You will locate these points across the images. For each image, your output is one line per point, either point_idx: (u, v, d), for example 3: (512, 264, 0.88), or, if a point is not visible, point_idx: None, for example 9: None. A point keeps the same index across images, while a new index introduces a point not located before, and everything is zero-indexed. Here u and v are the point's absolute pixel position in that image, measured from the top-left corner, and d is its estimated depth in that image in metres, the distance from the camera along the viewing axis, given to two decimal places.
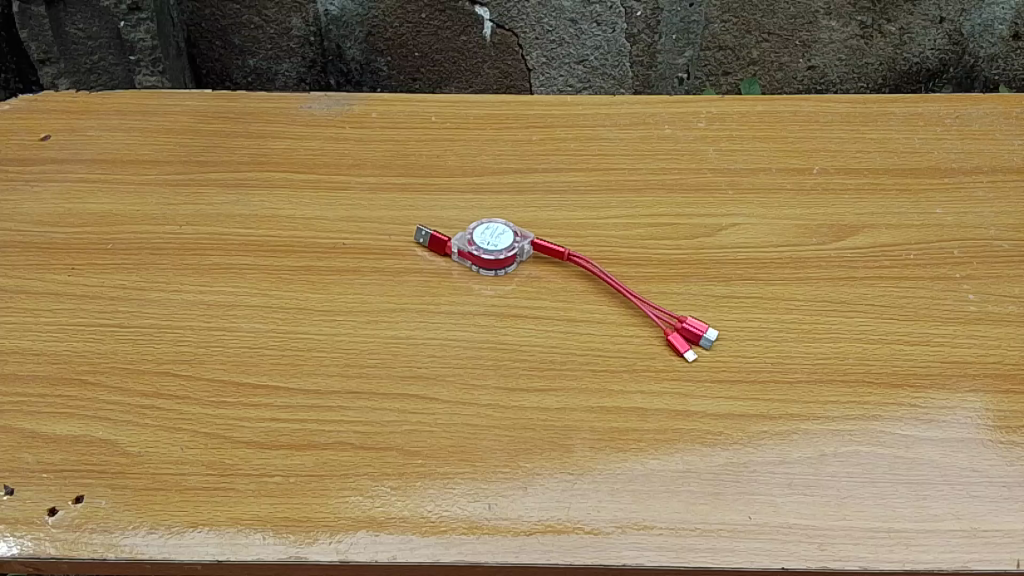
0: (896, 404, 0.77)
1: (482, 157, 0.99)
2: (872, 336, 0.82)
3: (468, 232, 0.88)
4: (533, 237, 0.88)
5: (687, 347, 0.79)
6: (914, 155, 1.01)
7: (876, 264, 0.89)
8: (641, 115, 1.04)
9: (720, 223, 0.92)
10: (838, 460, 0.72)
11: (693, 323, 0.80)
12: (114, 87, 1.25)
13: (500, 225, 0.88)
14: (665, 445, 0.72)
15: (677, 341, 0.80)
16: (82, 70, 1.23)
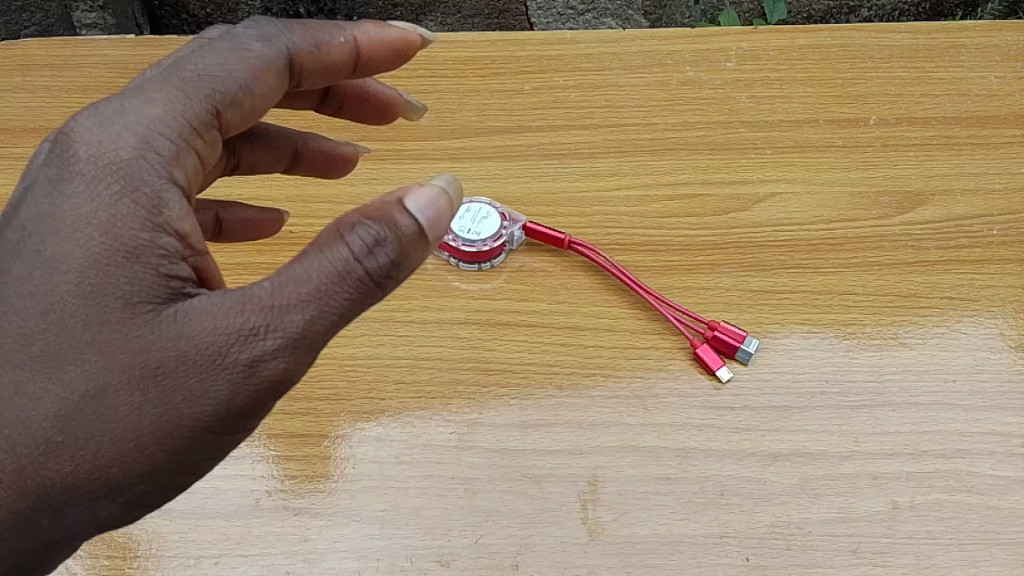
0: (986, 433, 0.61)
1: (462, 114, 0.80)
2: (950, 341, 0.66)
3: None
4: (525, 220, 0.71)
5: (721, 363, 0.63)
6: (991, 97, 0.82)
7: (951, 242, 0.72)
8: (657, 54, 0.85)
9: (756, 194, 0.75)
10: (915, 517, 0.57)
11: (728, 330, 0.63)
12: (49, 25, 1.12)
13: (485, 206, 0.70)
14: (695, 501, 0.57)
15: (708, 356, 0.63)
16: (11, 7, 1.09)
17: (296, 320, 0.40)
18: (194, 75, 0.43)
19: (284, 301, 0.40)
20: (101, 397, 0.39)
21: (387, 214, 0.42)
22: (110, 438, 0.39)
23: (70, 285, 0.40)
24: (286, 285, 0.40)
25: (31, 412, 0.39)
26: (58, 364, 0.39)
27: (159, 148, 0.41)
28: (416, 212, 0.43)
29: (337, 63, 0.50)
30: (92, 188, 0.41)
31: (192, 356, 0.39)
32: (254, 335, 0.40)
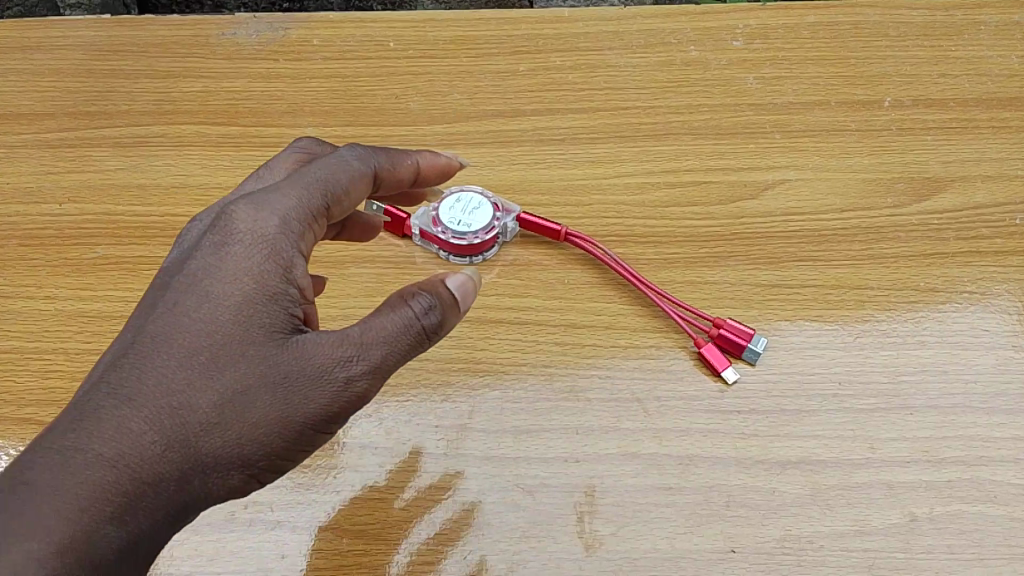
0: (1010, 438, 0.57)
1: (453, 98, 0.76)
2: (970, 339, 0.62)
3: (434, 206, 0.66)
4: (519, 211, 0.66)
5: (728, 364, 0.59)
6: (1013, 77, 0.77)
7: (971, 232, 0.67)
8: (660, 33, 0.81)
9: (764, 182, 0.70)
10: (935, 530, 0.53)
11: (735, 328, 0.59)
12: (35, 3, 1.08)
13: (478, 195, 0.66)
14: (699, 513, 0.54)
15: (713, 356, 0.59)
16: None
17: (386, 352, 0.44)
18: (317, 175, 0.48)
19: (370, 335, 0.44)
20: (246, 396, 0.42)
21: (434, 283, 0.47)
22: (251, 430, 0.41)
23: (224, 301, 0.43)
24: (370, 322, 0.45)
25: (183, 402, 0.41)
26: (212, 365, 0.42)
27: (298, 215, 0.46)
28: (455, 286, 0.47)
29: (396, 184, 0.54)
30: (243, 238, 0.44)
31: (316, 369, 0.43)
32: (353, 356, 0.43)
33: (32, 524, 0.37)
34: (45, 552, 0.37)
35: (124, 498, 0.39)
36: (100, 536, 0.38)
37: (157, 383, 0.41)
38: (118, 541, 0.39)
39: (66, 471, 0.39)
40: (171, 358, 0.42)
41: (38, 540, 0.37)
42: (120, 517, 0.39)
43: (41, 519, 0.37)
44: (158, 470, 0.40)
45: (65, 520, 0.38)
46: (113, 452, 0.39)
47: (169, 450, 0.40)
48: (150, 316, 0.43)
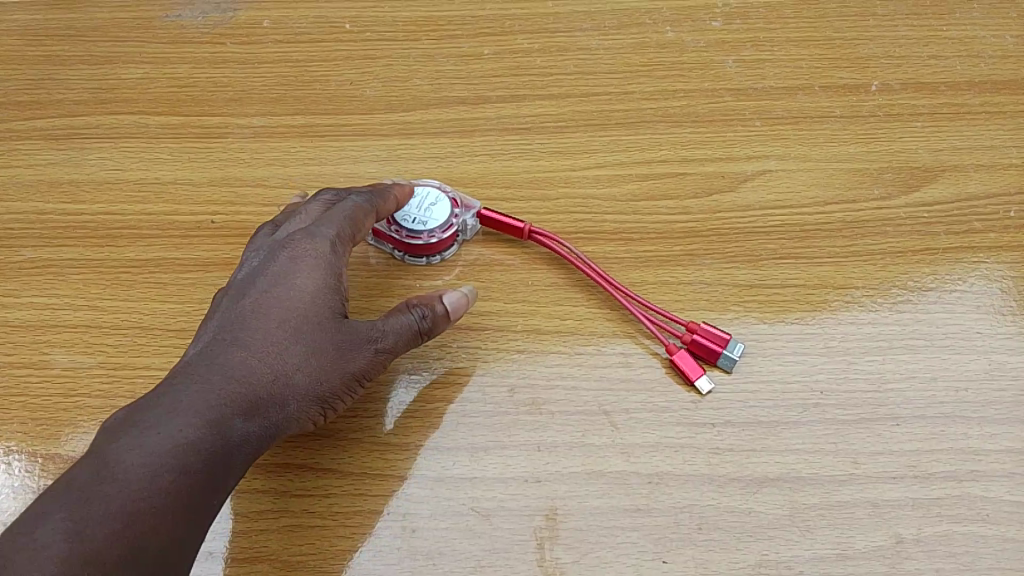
0: (1003, 450, 0.53)
1: (412, 84, 0.71)
2: (964, 342, 0.57)
3: None
4: (479, 207, 0.62)
5: (701, 372, 0.55)
6: (1007, 58, 0.73)
7: (963, 225, 0.63)
8: (634, 13, 0.76)
9: (742, 173, 0.66)
10: (922, 553, 0.50)
11: (710, 333, 0.55)
12: None
13: (434, 191, 0.62)
14: (668, 537, 0.50)
15: (686, 364, 0.55)
16: None
17: (417, 330, 0.53)
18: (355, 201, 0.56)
19: (400, 315, 0.52)
20: (325, 346, 0.50)
21: (431, 298, 0.54)
22: (330, 373, 0.50)
23: (307, 279, 0.51)
24: (398, 310, 0.53)
25: (279, 346, 0.49)
26: (298, 322, 0.50)
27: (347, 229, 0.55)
28: (450, 302, 0.54)
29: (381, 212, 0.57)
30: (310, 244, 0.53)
31: (370, 333, 0.51)
32: (392, 329, 0.52)
33: (181, 410, 0.45)
34: (194, 428, 0.45)
35: (245, 405, 0.47)
36: (231, 427, 0.46)
37: (258, 334, 0.50)
38: (241, 439, 0.46)
39: (201, 382, 0.47)
40: (266, 317, 0.50)
41: (187, 421, 0.45)
42: (242, 418, 0.47)
43: (187, 408, 0.45)
44: (267, 390, 0.48)
45: (205, 409, 0.46)
46: (234, 373, 0.48)
47: (274, 377, 0.48)
48: (245, 293, 0.52)
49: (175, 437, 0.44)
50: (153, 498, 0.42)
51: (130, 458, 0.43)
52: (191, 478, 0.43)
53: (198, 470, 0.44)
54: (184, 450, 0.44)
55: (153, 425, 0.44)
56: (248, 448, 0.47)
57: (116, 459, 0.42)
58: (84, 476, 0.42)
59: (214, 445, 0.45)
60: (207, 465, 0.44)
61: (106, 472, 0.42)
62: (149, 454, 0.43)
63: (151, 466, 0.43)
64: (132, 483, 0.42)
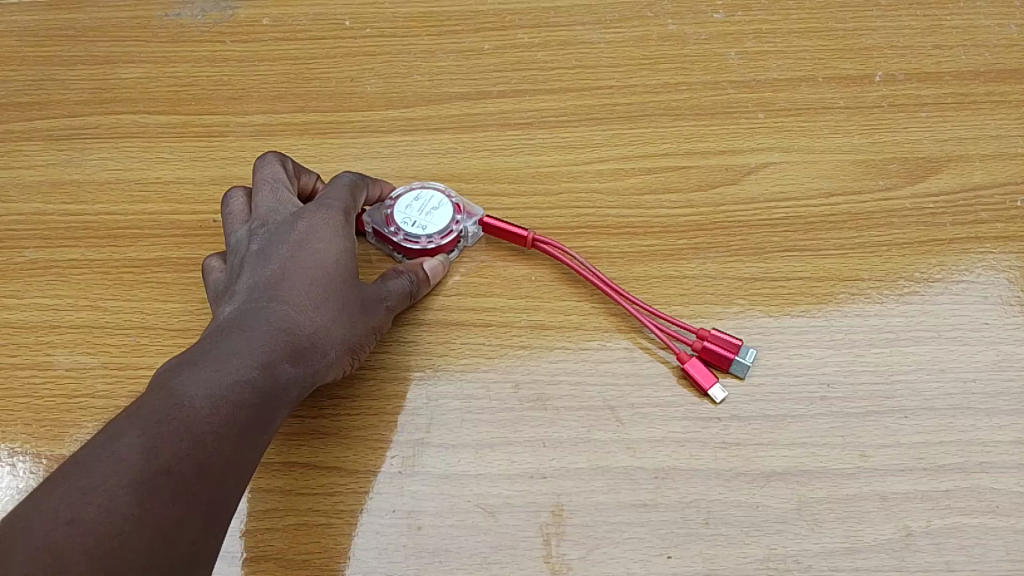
0: (1013, 441, 0.52)
1: (412, 80, 0.71)
2: (971, 332, 0.57)
3: (389, 204, 0.61)
4: (483, 215, 0.61)
5: (714, 381, 0.54)
6: (1011, 47, 0.72)
7: (969, 215, 0.62)
8: (635, 6, 0.75)
9: (745, 165, 0.66)
10: (932, 545, 0.49)
11: (722, 340, 0.54)
12: None
13: (438, 198, 0.61)
14: (676, 533, 0.49)
15: (698, 372, 0.54)
16: None
17: (411, 291, 0.56)
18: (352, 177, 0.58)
19: (395, 277, 0.56)
20: (350, 302, 0.52)
21: (415, 265, 0.58)
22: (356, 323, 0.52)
23: (331, 236, 0.53)
24: (391, 272, 0.56)
25: (314, 297, 0.51)
26: (330, 274, 0.52)
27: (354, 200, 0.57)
28: (431, 268, 0.58)
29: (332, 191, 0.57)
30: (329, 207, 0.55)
31: (377, 290, 0.54)
32: (393, 288, 0.55)
33: (234, 352, 0.46)
34: (249, 367, 0.46)
35: (291, 349, 0.48)
36: (279, 371, 0.47)
37: (292, 286, 0.51)
38: (290, 381, 0.48)
39: (248, 328, 0.48)
40: (297, 271, 0.51)
41: (243, 361, 0.46)
42: (289, 361, 0.48)
43: (241, 351, 0.46)
44: (310, 336, 0.49)
45: (257, 353, 0.47)
46: (278, 321, 0.49)
47: (315, 326, 0.50)
48: (270, 251, 0.53)
49: (233, 375, 0.45)
50: (217, 427, 0.43)
51: (194, 388, 0.44)
52: (249, 413, 0.45)
53: (255, 404, 0.45)
54: (243, 386, 0.45)
55: (210, 364, 0.45)
56: (295, 391, 0.48)
57: (181, 390, 0.43)
58: (150, 403, 0.43)
59: (267, 384, 0.46)
60: (262, 403, 0.46)
61: (173, 400, 0.43)
62: (212, 387, 0.44)
63: (215, 397, 0.44)
64: (198, 410, 0.43)
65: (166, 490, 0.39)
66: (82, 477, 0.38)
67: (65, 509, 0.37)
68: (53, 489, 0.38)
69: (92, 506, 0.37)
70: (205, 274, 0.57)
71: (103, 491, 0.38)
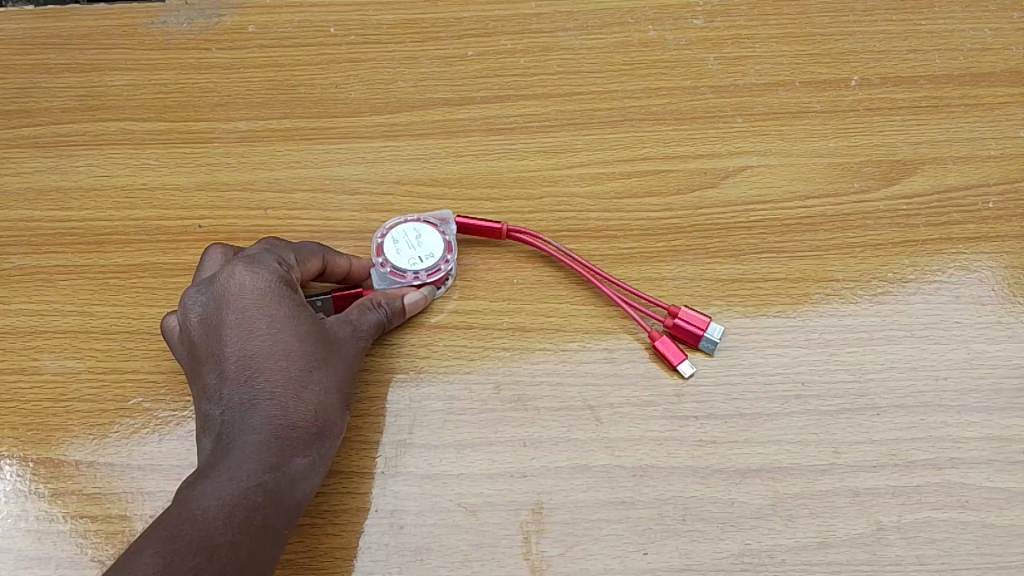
0: (982, 437, 0.54)
1: (397, 86, 0.72)
2: (944, 331, 0.58)
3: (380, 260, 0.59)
4: (451, 214, 0.62)
5: (683, 356, 0.56)
6: (985, 51, 0.73)
7: (942, 217, 0.64)
8: (616, 12, 0.76)
9: (723, 169, 0.67)
10: (903, 540, 0.50)
11: (691, 316, 0.56)
12: None
13: (406, 224, 0.60)
14: (654, 529, 0.51)
15: (668, 351, 0.56)
16: None
17: (384, 323, 0.56)
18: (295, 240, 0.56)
19: (368, 310, 0.56)
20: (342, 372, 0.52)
21: (393, 295, 0.57)
22: (348, 387, 0.52)
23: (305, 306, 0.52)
24: (364, 305, 0.56)
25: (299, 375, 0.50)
26: (310, 346, 0.51)
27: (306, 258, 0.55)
28: (411, 299, 0.57)
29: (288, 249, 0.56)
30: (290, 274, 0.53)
31: (351, 330, 0.54)
32: (366, 323, 0.55)
33: (240, 457, 0.47)
34: (258, 471, 0.47)
35: (297, 438, 0.49)
36: (289, 464, 0.48)
37: (272, 369, 0.49)
38: (301, 470, 0.48)
39: (248, 427, 0.48)
40: (272, 350, 0.50)
41: (251, 466, 0.47)
42: (298, 450, 0.49)
43: (247, 456, 0.47)
44: (313, 420, 0.50)
45: (263, 453, 0.47)
46: (274, 410, 0.49)
47: (314, 407, 0.50)
48: (231, 327, 0.50)
49: (243, 484, 0.46)
50: (233, 537, 0.44)
51: (207, 505, 0.44)
52: (263, 515, 0.46)
53: (268, 506, 0.46)
54: (255, 489, 0.46)
55: (220, 472, 0.46)
56: (308, 476, 0.49)
57: (195, 503, 0.45)
58: (164, 525, 0.44)
59: (280, 480, 0.47)
60: (277, 498, 0.47)
61: (188, 515, 0.44)
62: (224, 496, 0.45)
63: (229, 507, 0.45)
64: (213, 523, 0.44)
65: None
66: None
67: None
68: None
69: None
70: (166, 335, 0.55)
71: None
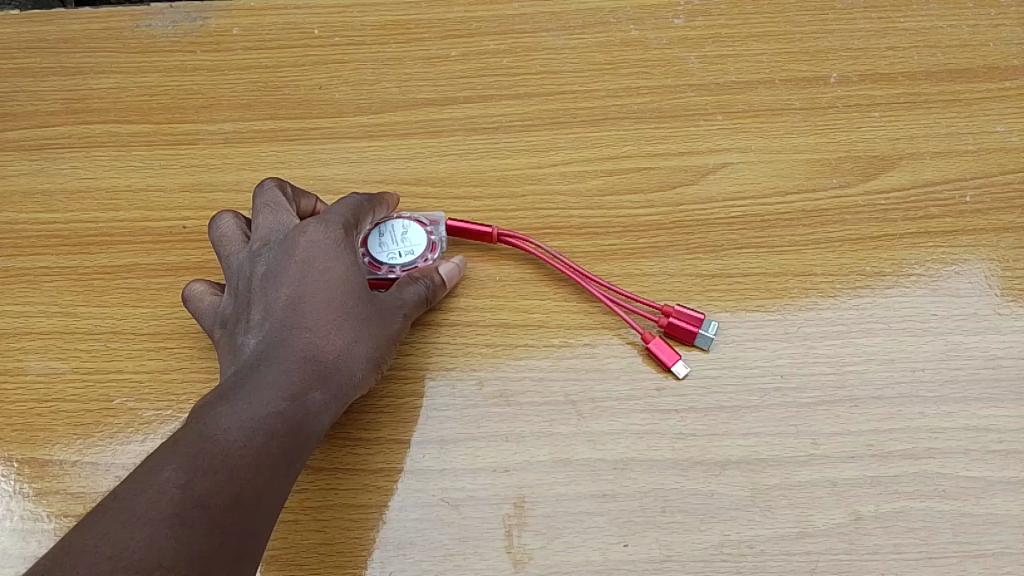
0: (960, 428, 0.54)
1: (380, 87, 0.72)
2: (921, 324, 0.59)
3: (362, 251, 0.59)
4: (446, 218, 0.62)
5: (677, 358, 0.56)
6: (963, 47, 0.74)
7: (920, 211, 0.64)
8: (598, 12, 0.77)
9: (704, 166, 0.67)
10: (880, 528, 0.51)
11: (688, 316, 0.57)
12: None
13: (396, 221, 0.60)
14: (634, 521, 0.51)
15: (662, 351, 0.56)
16: None
17: (427, 296, 0.57)
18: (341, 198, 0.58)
19: (409, 284, 0.57)
20: (369, 322, 0.53)
21: (431, 268, 0.59)
22: (379, 344, 0.53)
23: (340, 255, 0.54)
24: (406, 281, 0.57)
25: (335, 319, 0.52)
26: (341, 294, 0.52)
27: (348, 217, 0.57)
28: (447, 271, 0.59)
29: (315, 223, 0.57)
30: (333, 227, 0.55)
31: (392, 298, 0.55)
32: (409, 296, 0.56)
33: (265, 386, 0.48)
34: (280, 401, 0.47)
35: (316, 374, 0.50)
36: (308, 402, 0.49)
37: (313, 311, 0.52)
38: (318, 409, 0.49)
39: (275, 362, 0.50)
40: (315, 294, 0.52)
41: (273, 395, 0.48)
42: (316, 387, 0.50)
43: (271, 386, 0.48)
44: (334, 361, 0.51)
45: (287, 387, 0.48)
46: (302, 347, 0.51)
47: (338, 350, 0.51)
48: (283, 270, 0.53)
49: (264, 411, 0.47)
50: (250, 460, 0.44)
51: (228, 425, 0.45)
52: (280, 446, 0.46)
53: (286, 438, 0.47)
54: (272, 417, 0.47)
55: (240, 397, 0.47)
56: (324, 415, 0.50)
57: (216, 425, 0.45)
58: (185, 440, 0.44)
59: (297, 412, 0.48)
60: (291, 430, 0.47)
61: (209, 435, 0.44)
62: (244, 420, 0.46)
63: (247, 433, 0.45)
64: (233, 444, 0.44)
65: (203, 524, 0.40)
66: (122, 508, 0.39)
67: (104, 545, 0.37)
68: (87, 531, 0.38)
69: (133, 539, 0.38)
70: (187, 301, 0.57)
71: (142, 530, 0.38)
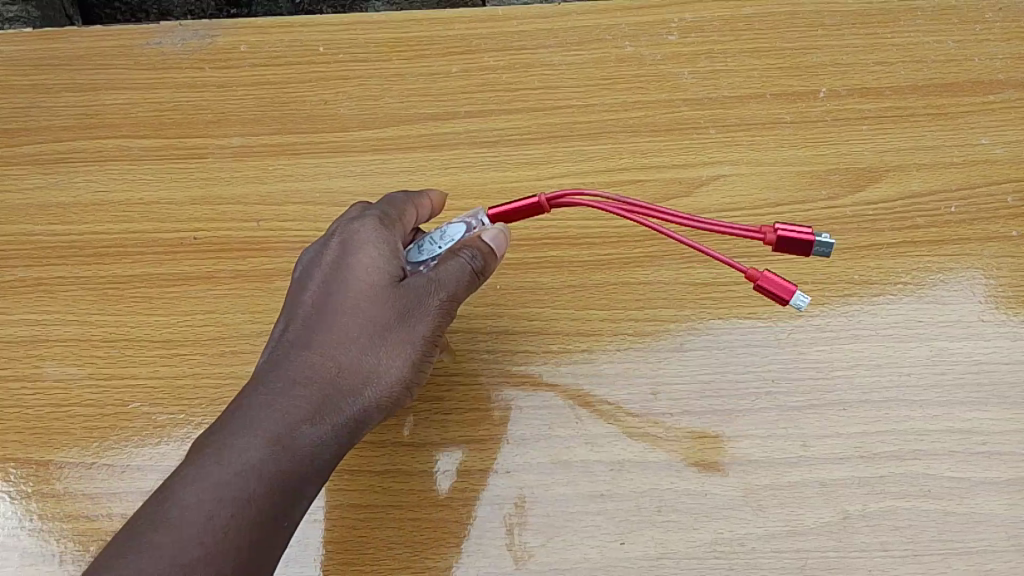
0: (945, 430, 0.56)
1: (383, 103, 0.74)
2: (907, 330, 0.61)
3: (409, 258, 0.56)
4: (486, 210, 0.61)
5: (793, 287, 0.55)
6: (949, 63, 0.76)
7: (908, 221, 0.67)
8: (595, 28, 0.79)
9: (697, 178, 0.70)
10: (868, 527, 0.53)
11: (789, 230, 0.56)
12: None
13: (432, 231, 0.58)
14: (631, 519, 0.53)
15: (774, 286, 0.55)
16: None
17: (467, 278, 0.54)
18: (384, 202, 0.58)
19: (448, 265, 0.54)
20: (376, 340, 0.52)
21: (473, 240, 0.55)
22: (389, 361, 0.52)
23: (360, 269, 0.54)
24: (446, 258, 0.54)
25: (344, 341, 0.51)
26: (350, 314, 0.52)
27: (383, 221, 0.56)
28: (491, 239, 0.55)
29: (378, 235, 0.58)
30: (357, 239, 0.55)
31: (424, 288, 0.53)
32: (447, 275, 0.53)
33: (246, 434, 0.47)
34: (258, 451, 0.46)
35: (310, 408, 0.49)
36: (295, 444, 0.48)
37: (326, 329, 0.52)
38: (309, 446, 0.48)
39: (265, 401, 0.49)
40: (331, 311, 0.52)
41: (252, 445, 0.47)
42: (308, 425, 0.49)
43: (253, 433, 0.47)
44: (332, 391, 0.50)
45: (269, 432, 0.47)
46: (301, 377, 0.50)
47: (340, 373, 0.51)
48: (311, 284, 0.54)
49: (238, 467, 0.46)
50: (210, 537, 0.43)
51: (190, 496, 0.44)
52: (253, 503, 0.45)
53: (262, 491, 0.46)
54: (249, 466, 0.46)
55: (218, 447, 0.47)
56: (316, 452, 0.49)
57: (180, 495, 0.44)
58: (150, 516, 0.44)
59: (282, 455, 0.47)
60: (272, 477, 0.46)
61: (168, 511, 0.44)
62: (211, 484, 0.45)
63: (217, 491, 0.45)
64: (190, 521, 0.44)
65: None
66: None
67: None
68: None
69: None
70: None
71: None
